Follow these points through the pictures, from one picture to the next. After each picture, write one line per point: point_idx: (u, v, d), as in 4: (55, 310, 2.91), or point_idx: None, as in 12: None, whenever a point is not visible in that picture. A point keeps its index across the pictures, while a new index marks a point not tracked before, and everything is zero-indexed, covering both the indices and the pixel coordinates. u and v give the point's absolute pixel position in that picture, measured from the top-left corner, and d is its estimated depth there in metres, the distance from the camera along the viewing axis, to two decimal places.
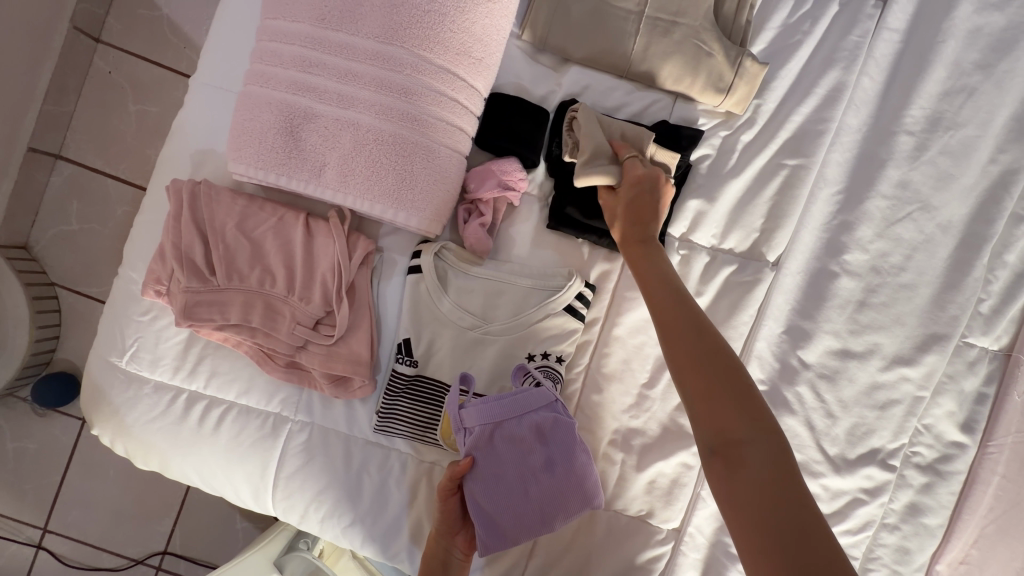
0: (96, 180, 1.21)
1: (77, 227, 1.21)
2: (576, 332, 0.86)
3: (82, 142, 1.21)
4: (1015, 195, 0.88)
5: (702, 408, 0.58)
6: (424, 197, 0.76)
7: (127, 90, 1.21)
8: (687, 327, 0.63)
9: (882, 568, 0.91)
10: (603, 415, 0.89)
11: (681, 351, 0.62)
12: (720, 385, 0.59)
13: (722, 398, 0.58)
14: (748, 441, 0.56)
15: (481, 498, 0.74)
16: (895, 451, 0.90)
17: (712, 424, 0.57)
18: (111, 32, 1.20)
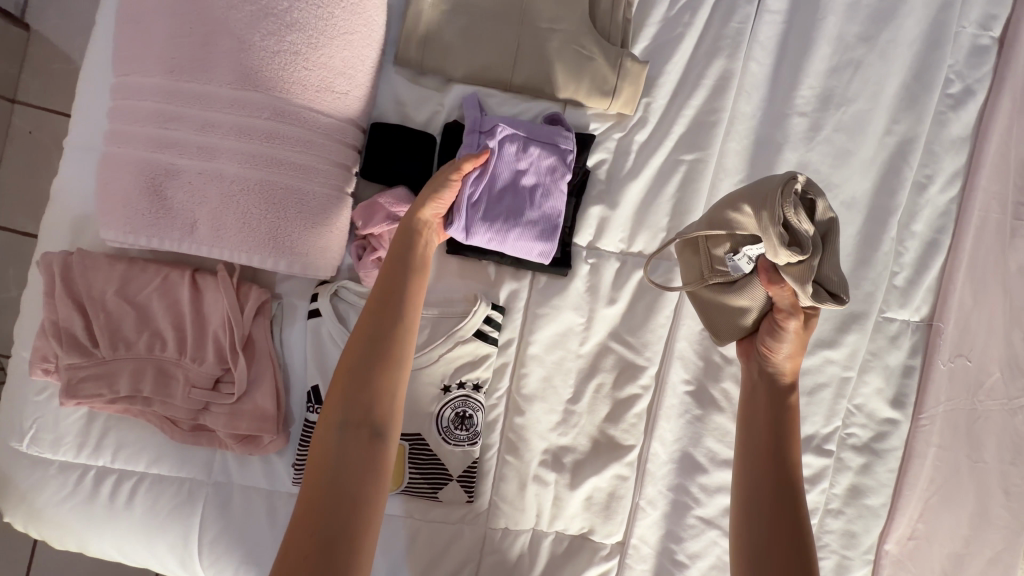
0: (29, 245, 1.16)
1: (17, 295, 1.16)
2: (489, 357, 0.84)
3: (10, 206, 1.15)
4: (915, 164, 0.87)
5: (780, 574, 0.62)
6: (304, 241, 0.75)
7: (54, 148, 1.16)
8: (775, 469, 0.68)
9: (831, 555, 0.89)
10: (529, 437, 0.86)
11: (775, 517, 0.66)
12: (800, 563, 0.63)
13: (797, 569, 0.62)
14: None
15: (471, 196, 0.78)
16: (829, 435, 0.89)
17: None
18: (28, 91, 1.14)
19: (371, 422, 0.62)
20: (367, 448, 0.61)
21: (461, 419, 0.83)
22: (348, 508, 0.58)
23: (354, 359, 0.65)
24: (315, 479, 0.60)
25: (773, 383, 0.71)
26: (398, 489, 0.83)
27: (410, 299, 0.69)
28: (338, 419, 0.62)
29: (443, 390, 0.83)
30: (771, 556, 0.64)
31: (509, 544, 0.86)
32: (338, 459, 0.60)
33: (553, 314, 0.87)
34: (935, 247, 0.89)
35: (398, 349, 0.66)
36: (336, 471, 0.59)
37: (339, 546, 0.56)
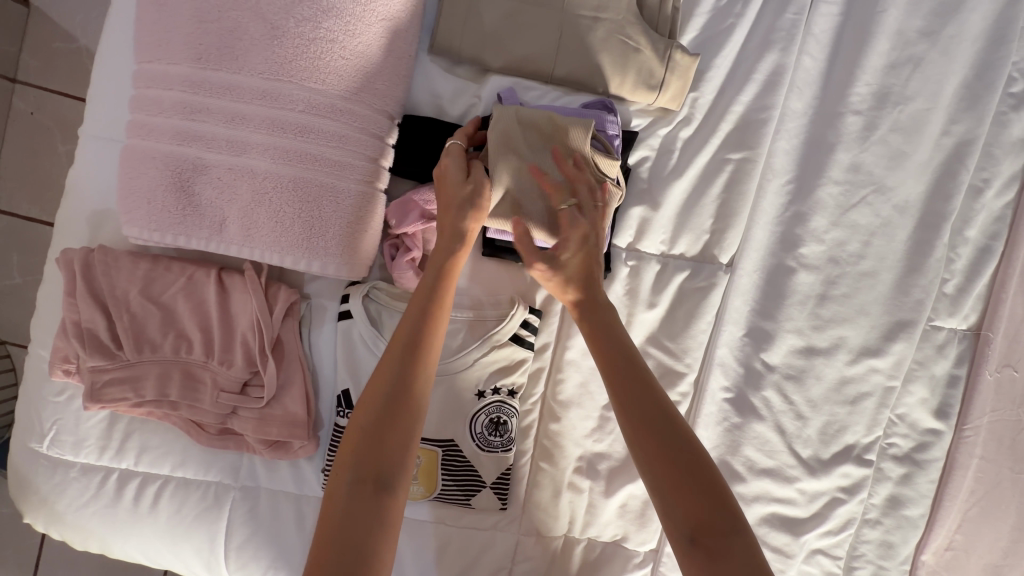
0: (33, 230, 1.12)
1: (21, 281, 1.13)
2: (525, 362, 0.81)
3: (14, 190, 1.10)
4: (972, 167, 0.84)
5: (680, 498, 0.55)
6: (338, 242, 0.72)
7: (55, 131, 1.10)
8: (646, 408, 0.60)
9: (867, 565, 0.88)
10: (564, 443, 0.84)
11: (653, 436, 0.58)
12: (693, 475, 0.56)
13: (705, 497, 0.55)
14: (731, 535, 0.54)
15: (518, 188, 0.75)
16: (870, 445, 0.87)
17: (695, 517, 0.54)
18: (28, 69, 1.08)
19: (383, 468, 0.56)
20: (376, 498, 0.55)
21: (495, 425, 0.80)
22: (356, 569, 0.51)
23: (372, 401, 0.60)
24: (322, 536, 0.53)
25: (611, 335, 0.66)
26: (430, 496, 0.81)
27: (431, 336, 0.65)
28: (352, 466, 0.56)
29: (478, 395, 0.80)
30: (663, 478, 0.56)
31: (541, 552, 0.85)
32: (349, 510, 0.54)
33: None
34: (988, 254, 0.86)
35: (414, 390, 0.61)
36: (344, 516, 0.53)
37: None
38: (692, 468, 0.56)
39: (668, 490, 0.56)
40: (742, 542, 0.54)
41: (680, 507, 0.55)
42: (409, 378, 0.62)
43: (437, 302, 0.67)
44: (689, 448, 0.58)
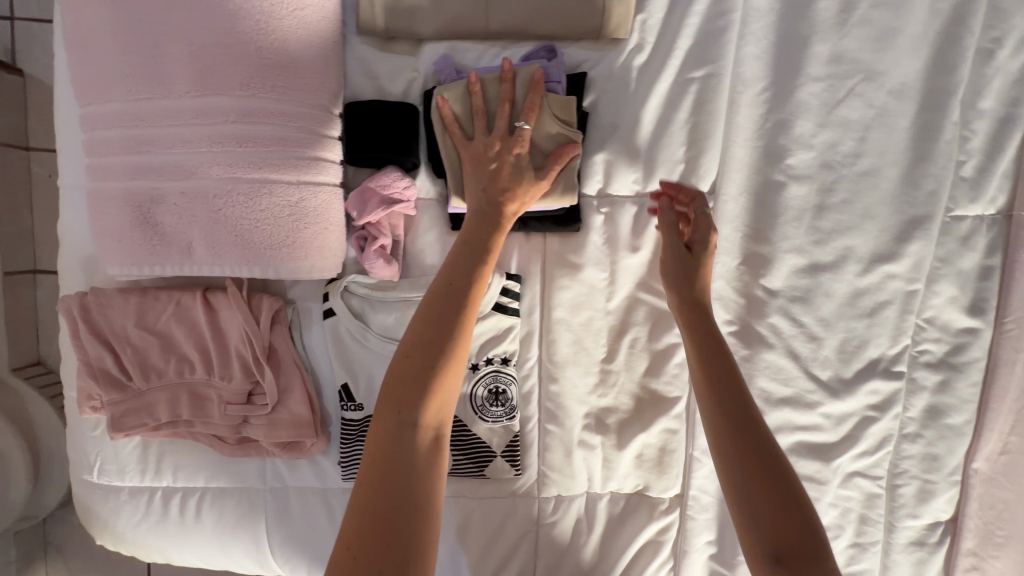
0: None
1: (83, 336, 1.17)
2: (513, 329, 0.81)
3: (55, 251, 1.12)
4: (976, 29, 0.73)
5: (773, 514, 0.55)
6: (299, 244, 0.72)
7: None
8: (728, 403, 0.60)
9: (912, 481, 0.83)
10: (567, 403, 0.83)
11: (743, 439, 0.58)
12: (789, 509, 0.55)
13: (792, 512, 0.55)
14: (813, 555, 0.53)
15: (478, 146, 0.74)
16: (897, 356, 0.81)
17: (777, 534, 0.54)
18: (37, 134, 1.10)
19: (432, 420, 0.60)
20: (428, 450, 0.59)
21: (495, 395, 0.81)
22: (415, 522, 0.55)
23: (423, 347, 0.60)
24: (379, 484, 0.56)
25: (704, 339, 0.64)
26: (444, 472, 0.83)
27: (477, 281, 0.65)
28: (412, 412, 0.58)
29: (472, 369, 0.81)
30: (752, 477, 0.56)
31: (563, 512, 0.86)
32: (412, 455, 0.57)
33: (573, 273, 0.81)
34: (1011, 123, 0.76)
35: (464, 342, 0.63)
36: (401, 466, 0.57)
37: (407, 557, 0.53)
38: (778, 479, 0.56)
39: (755, 483, 0.56)
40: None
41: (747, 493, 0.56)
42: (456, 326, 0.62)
43: (492, 242, 0.67)
44: (755, 438, 0.58)
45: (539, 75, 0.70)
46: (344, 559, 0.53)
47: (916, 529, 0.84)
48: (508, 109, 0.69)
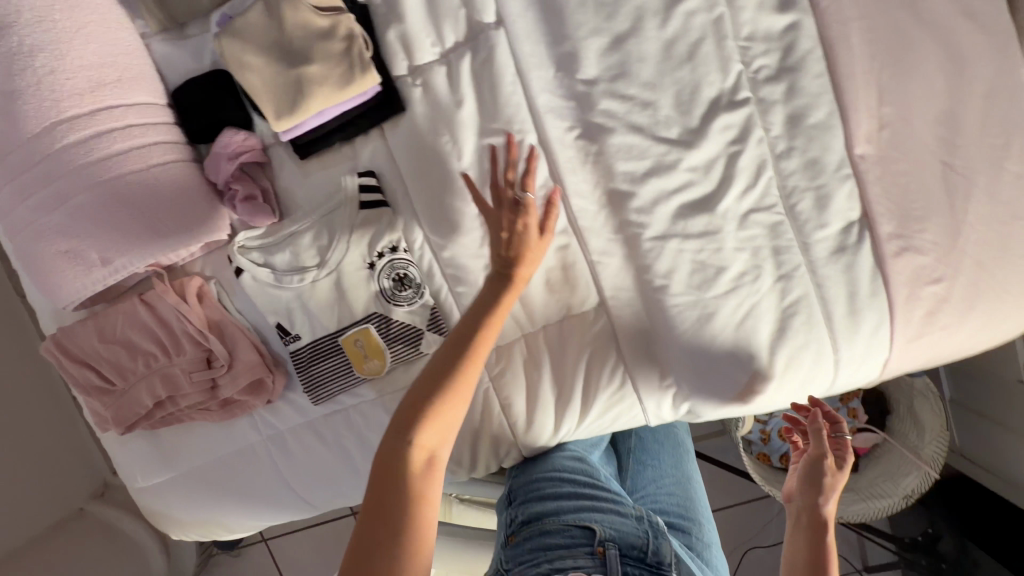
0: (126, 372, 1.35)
1: None
2: (388, 218, 0.89)
3: None
4: None
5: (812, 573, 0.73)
6: (177, 216, 0.86)
7: None
8: (814, 508, 0.80)
9: (806, 194, 0.83)
10: (464, 262, 0.90)
11: (817, 542, 0.76)
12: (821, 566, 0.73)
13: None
14: None
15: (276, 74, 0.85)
16: (733, 85, 0.82)
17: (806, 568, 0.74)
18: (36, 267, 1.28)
19: (436, 431, 0.65)
20: (433, 457, 0.65)
21: (399, 280, 0.90)
22: (416, 488, 0.62)
23: (428, 385, 0.67)
24: (386, 468, 0.62)
25: (808, 483, 0.81)
26: (389, 363, 0.92)
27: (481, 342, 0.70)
28: (406, 420, 0.65)
29: (372, 267, 0.90)
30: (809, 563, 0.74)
31: (506, 359, 0.93)
32: (398, 446, 0.63)
33: (417, 147, 0.88)
34: None
35: (466, 376, 0.68)
36: (395, 447, 0.63)
37: (401, 508, 0.61)
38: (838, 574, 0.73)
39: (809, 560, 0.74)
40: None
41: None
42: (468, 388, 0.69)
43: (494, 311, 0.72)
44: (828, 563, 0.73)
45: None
46: (363, 525, 0.60)
47: (832, 239, 0.84)
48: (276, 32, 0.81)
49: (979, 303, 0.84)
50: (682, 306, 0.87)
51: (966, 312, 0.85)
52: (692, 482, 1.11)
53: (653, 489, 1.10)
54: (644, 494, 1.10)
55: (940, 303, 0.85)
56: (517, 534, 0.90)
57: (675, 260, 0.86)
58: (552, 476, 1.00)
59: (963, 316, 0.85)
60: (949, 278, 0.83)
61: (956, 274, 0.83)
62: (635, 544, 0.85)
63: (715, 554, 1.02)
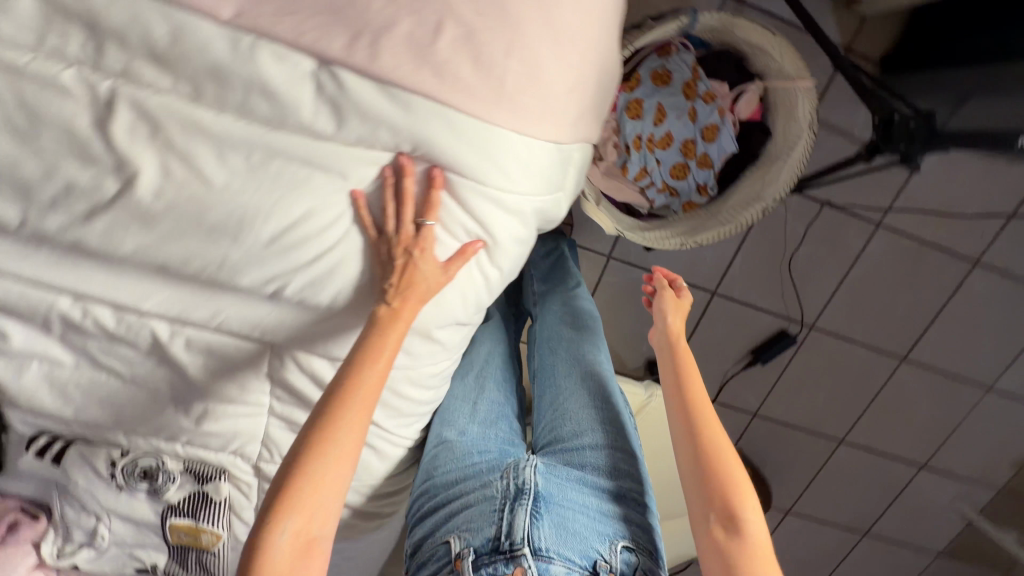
0: None
1: None
2: (84, 449, 0.89)
3: None
4: None
5: (705, 441, 0.87)
6: None
7: None
8: (683, 388, 0.94)
9: (252, 100, 0.67)
10: (159, 422, 0.88)
11: (693, 410, 0.91)
12: (708, 432, 0.88)
13: (709, 440, 0.87)
14: (712, 453, 0.85)
15: None
16: (87, 88, 0.66)
17: (703, 447, 0.86)
18: None
19: (294, 497, 0.68)
20: (303, 520, 0.68)
21: (145, 476, 0.90)
22: (287, 553, 0.67)
23: (337, 459, 0.72)
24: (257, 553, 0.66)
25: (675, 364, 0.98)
26: (215, 530, 0.94)
27: (364, 398, 0.75)
28: (298, 506, 0.68)
29: (121, 485, 0.91)
30: (708, 433, 0.88)
31: (276, 444, 0.91)
32: (274, 536, 0.67)
33: (26, 390, 0.85)
34: None
35: (348, 441, 0.73)
36: (285, 533, 0.67)
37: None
38: (709, 429, 0.88)
39: (709, 437, 0.87)
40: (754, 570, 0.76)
41: (683, 462, 0.89)
42: (351, 438, 0.74)
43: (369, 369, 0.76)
44: (710, 423, 0.88)
45: None
46: None
47: (323, 111, 0.67)
48: None
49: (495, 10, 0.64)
50: (308, 288, 0.77)
51: (510, 30, 0.66)
52: (581, 390, 1.06)
53: (552, 419, 1.06)
54: (545, 428, 1.07)
55: (475, 48, 0.65)
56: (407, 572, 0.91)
57: (257, 268, 0.75)
58: (426, 488, 0.99)
59: (509, 34, 0.65)
60: (447, 19, 0.63)
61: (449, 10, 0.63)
62: (489, 534, 0.83)
63: (626, 456, 0.98)
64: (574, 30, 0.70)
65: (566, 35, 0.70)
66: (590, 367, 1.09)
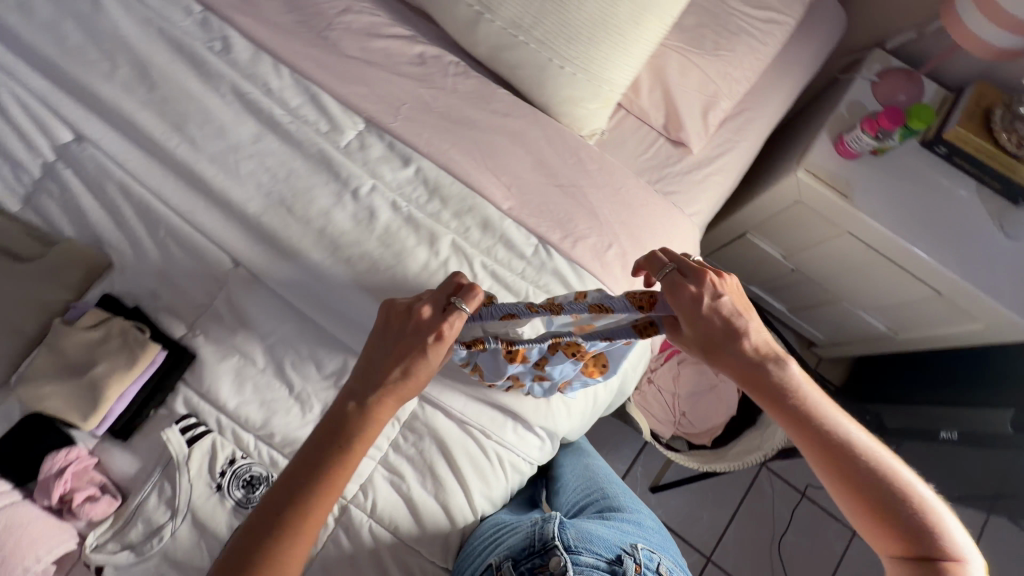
0: None
1: None
2: (216, 440, 1.03)
3: None
4: (252, 88, 1.21)
5: (818, 437, 0.80)
6: (13, 551, 0.91)
7: None
8: (774, 401, 0.82)
9: (495, 244, 1.16)
10: (297, 437, 1.05)
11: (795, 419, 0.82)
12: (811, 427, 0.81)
13: (826, 439, 0.79)
14: (844, 460, 0.78)
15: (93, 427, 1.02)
16: (407, 214, 1.16)
17: (825, 453, 0.79)
18: None
19: (310, 476, 0.80)
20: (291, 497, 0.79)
21: (250, 482, 1.01)
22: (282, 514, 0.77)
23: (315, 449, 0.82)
24: (272, 516, 0.77)
25: (760, 384, 0.83)
26: None
27: (376, 407, 0.84)
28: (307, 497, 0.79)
29: (220, 482, 1.00)
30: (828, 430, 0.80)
31: (373, 491, 1.03)
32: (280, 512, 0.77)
33: (216, 377, 1.07)
34: (315, 94, 1.22)
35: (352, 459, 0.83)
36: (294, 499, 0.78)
37: (290, 530, 0.76)
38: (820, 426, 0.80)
39: (830, 437, 0.80)
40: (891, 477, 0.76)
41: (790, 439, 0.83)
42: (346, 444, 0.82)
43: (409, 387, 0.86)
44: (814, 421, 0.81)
45: (61, 325, 1.03)
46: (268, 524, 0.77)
47: (532, 261, 1.15)
48: (61, 354, 1.01)
49: (643, 245, 1.18)
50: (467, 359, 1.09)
51: (645, 255, 1.17)
52: (587, 460, 1.25)
53: (575, 491, 1.17)
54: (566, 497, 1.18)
55: (627, 260, 1.16)
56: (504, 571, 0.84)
57: None
58: (484, 542, 0.97)
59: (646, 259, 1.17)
60: (615, 242, 1.17)
61: (616, 238, 1.17)
62: (523, 538, 0.90)
63: (629, 512, 1.05)
64: None
65: None
66: (589, 454, 1.29)
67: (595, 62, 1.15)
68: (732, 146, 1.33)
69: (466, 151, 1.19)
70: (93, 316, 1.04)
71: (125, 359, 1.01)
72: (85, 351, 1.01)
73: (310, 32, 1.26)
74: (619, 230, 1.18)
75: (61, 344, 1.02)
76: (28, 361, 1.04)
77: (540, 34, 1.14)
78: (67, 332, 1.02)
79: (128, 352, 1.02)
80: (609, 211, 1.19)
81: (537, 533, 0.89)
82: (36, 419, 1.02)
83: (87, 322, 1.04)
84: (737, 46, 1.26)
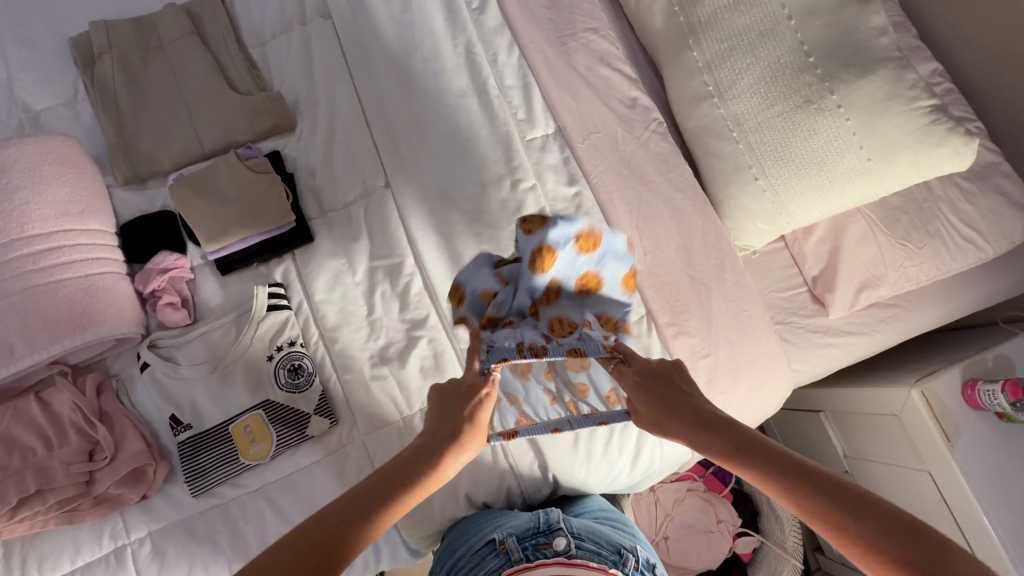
0: None
1: None
2: (289, 318, 1.09)
3: None
4: (482, 53, 1.30)
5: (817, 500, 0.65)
6: (98, 311, 1.01)
7: None
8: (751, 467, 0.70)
9: None
10: (352, 354, 1.09)
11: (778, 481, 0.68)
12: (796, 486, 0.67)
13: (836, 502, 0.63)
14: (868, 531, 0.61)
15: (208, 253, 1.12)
16: None
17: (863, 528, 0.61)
18: None
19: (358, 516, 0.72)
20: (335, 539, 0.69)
21: (294, 369, 1.05)
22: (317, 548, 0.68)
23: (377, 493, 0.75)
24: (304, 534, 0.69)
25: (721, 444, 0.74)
26: (272, 447, 1.01)
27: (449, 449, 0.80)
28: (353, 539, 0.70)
29: (273, 355, 1.06)
30: (829, 487, 0.65)
31: (385, 438, 1.05)
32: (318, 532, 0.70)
33: (318, 266, 1.14)
34: (529, 85, 1.29)
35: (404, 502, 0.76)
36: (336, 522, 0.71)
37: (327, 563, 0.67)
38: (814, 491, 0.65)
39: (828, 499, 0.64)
40: (953, 552, 0.57)
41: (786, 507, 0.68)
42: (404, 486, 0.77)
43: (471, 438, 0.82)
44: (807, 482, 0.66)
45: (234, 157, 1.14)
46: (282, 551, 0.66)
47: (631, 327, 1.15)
48: (221, 179, 1.12)
49: (736, 373, 1.16)
50: None
51: (733, 381, 1.16)
52: None
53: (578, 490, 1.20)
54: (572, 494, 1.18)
55: (714, 377, 1.15)
56: (507, 543, 0.95)
57: None
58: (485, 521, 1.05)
59: (731, 386, 1.15)
60: (713, 353, 1.16)
61: (716, 350, 1.16)
62: (529, 521, 0.99)
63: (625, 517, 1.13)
64: (752, 413, 1.19)
65: (749, 411, 1.18)
66: None
67: (789, 190, 1.15)
68: (868, 331, 1.28)
69: (627, 201, 1.22)
70: (260, 164, 1.14)
71: (263, 210, 1.10)
72: (239, 188, 1.11)
73: (554, 32, 1.34)
74: (723, 347, 1.16)
75: (226, 173, 1.13)
76: (194, 170, 1.16)
77: (754, 141, 1.15)
78: (235, 165, 1.13)
79: (269, 206, 1.10)
80: (723, 324, 1.18)
81: (542, 518, 0.99)
82: (172, 218, 1.13)
83: (253, 165, 1.14)
84: (926, 246, 1.22)
